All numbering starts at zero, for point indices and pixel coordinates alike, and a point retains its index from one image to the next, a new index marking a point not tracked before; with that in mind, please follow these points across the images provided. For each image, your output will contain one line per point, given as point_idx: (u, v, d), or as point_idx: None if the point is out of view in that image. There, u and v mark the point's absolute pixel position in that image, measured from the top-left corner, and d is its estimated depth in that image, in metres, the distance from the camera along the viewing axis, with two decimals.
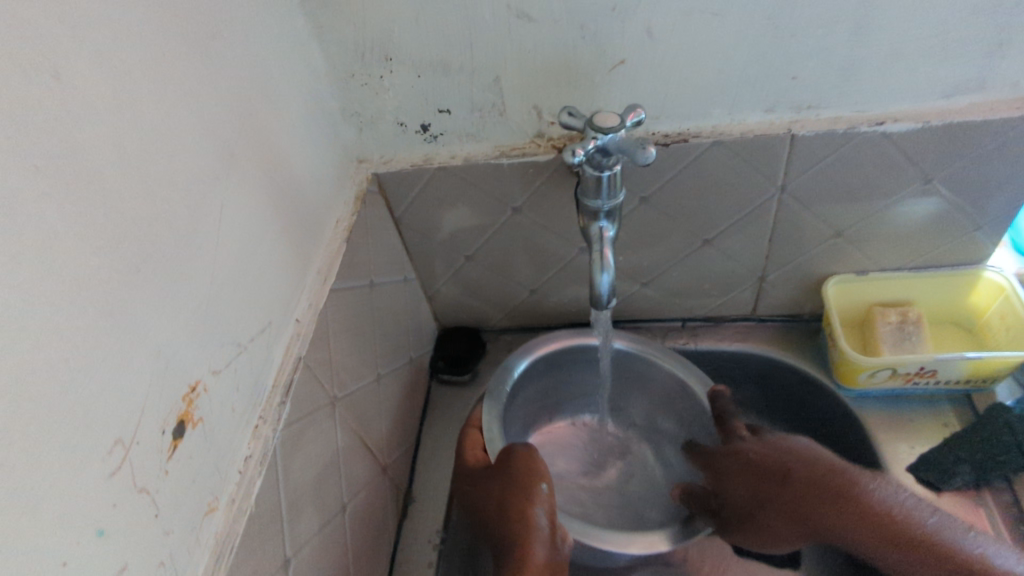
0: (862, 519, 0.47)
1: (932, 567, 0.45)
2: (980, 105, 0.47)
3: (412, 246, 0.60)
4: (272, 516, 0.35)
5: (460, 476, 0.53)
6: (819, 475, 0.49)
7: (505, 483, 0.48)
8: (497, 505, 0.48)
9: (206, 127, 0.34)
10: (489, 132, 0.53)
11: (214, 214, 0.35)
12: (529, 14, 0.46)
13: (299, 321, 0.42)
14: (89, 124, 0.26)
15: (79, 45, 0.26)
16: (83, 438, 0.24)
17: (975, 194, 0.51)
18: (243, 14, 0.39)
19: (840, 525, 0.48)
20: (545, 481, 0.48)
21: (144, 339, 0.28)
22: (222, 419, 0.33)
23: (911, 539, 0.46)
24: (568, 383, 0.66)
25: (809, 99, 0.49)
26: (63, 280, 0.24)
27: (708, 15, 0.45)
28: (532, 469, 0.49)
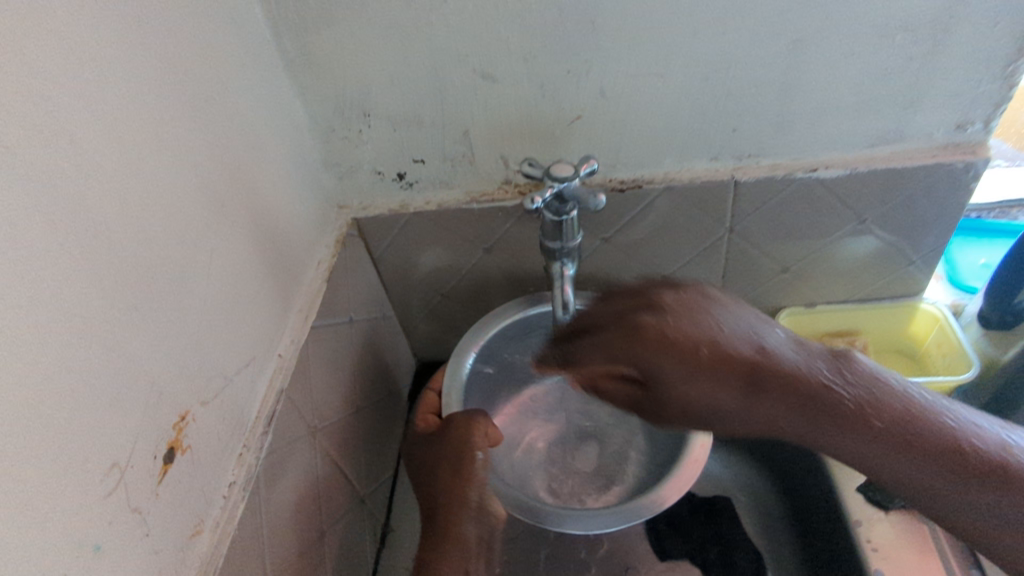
0: (881, 441, 0.37)
1: (951, 474, 0.36)
2: (900, 154, 0.53)
3: (390, 284, 0.65)
4: (252, 535, 0.40)
5: (411, 440, 0.56)
6: (800, 378, 0.38)
7: (443, 447, 0.52)
8: (433, 466, 0.51)
9: (202, 193, 0.39)
10: (461, 181, 0.57)
11: (205, 260, 0.39)
12: (495, 75, 0.49)
13: (282, 355, 0.47)
14: (100, 189, 0.31)
15: (93, 120, 0.30)
16: (84, 461, 0.28)
17: (906, 232, 0.58)
18: (234, 75, 0.44)
19: (832, 440, 0.39)
20: (480, 449, 0.51)
21: (142, 374, 0.33)
22: (208, 447, 0.38)
23: (913, 434, 0.37)
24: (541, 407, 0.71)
25: (750, 149, 0.54)
26: (74, 326, 0.28)
27: (654, 76, 0.49)
28: (468, 436, 0.51)
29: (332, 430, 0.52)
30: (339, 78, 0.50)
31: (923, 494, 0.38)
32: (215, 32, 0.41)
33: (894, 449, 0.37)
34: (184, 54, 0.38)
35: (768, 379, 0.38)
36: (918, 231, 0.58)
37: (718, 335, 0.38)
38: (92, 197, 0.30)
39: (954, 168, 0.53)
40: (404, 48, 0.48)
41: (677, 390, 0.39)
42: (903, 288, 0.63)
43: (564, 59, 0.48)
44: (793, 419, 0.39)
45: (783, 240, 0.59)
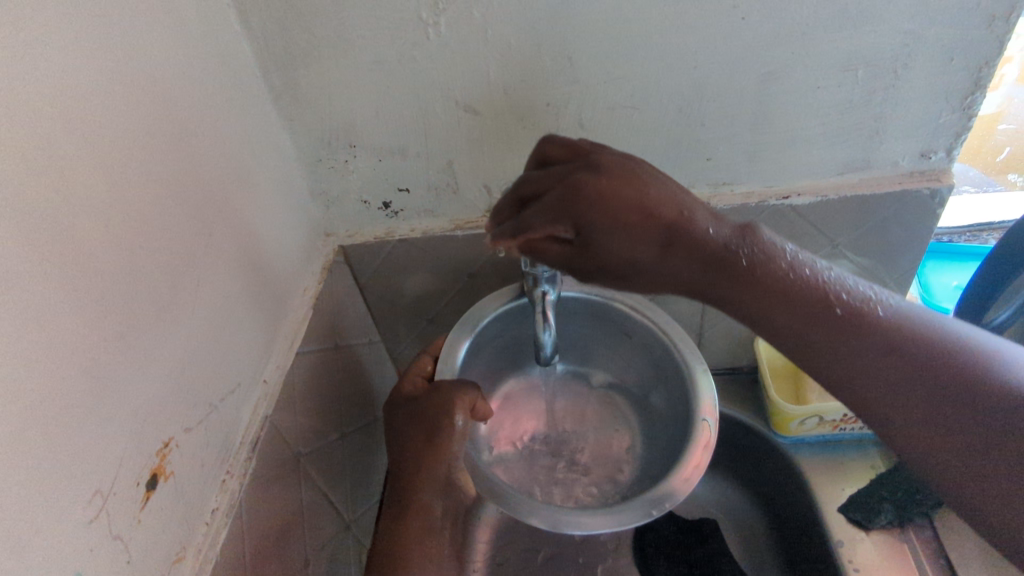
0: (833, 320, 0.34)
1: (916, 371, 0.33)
2: (869, 182, 0.55)
3: (376, 310, 0.66)
4: (235, 561, 0.40)
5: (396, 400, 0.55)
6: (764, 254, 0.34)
7: (424, 419, 0.51)
8: (415, 436, 0.51)
9: (189, 224, 0.40)
10: (445, 209, 0.59)
11: (190, 289, 0.40)
12: (476, 107, 0.51)
13: (267, 381, 0.48)
14: (87, 225, 0.32)
15: (81, 158, 0.32)
16: (67, 491, 0.29)
17: (878, 256, 0.59)
18: (220, 108, 0.45)
19: (801, 340, 0.35)
20: (460, 418, 0.50)
21: (125, 402, 0.33)
22: (191, 473, 0.38)
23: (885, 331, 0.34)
24: None
25: (724, 177, 0.55)
26: (58, 358, 0.29)
27: (630, 108, 0.51)
28: (448, 408, 0.51)
29: (317, 456, 0.53)
30: (324, 111, 0.52)
31: (898, 412, 0.33)
32: (203, 69, 0.43)
33: (862, 350, 0.34)
34: (173, 91, 0.40)
35: (690, 241, 0.33)
36: (889, 255, 0.59)
37: (655, 201, 0.33)
38: (79, 232, 0.31)
39: (920, 195, 0.54)
40: (388, 81, 0.50)
41: (613, 247, 0.32)
42: None
43: (543, 92, 0.50)
44: (752, 302, 0.35)
45: None
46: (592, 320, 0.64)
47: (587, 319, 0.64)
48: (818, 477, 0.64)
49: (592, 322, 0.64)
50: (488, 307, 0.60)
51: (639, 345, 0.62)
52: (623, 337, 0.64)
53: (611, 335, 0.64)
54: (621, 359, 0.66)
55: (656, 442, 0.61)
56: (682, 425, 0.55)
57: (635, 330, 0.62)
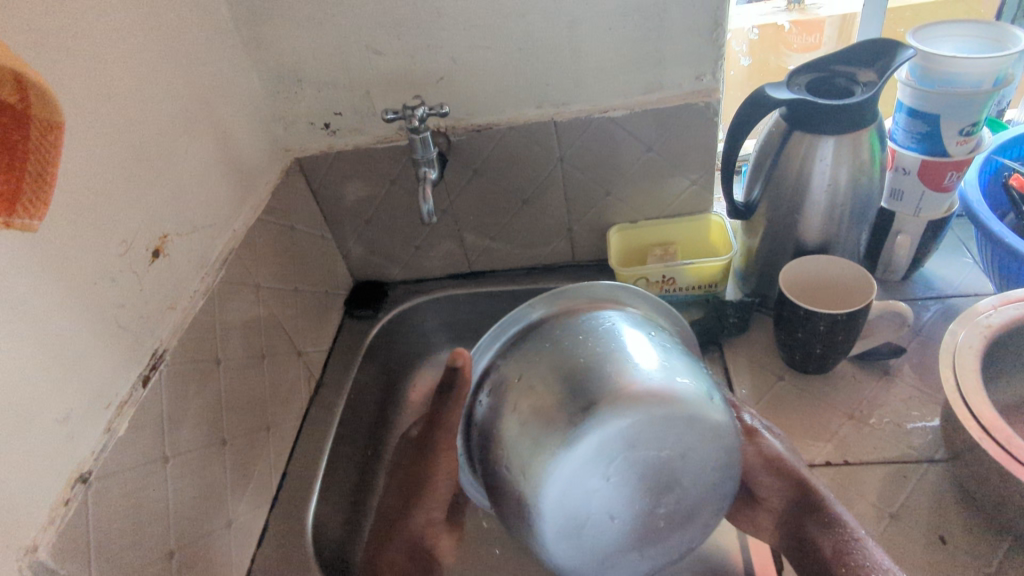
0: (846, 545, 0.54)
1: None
2: (662, 99, 0.77)
3: (326, 212, 0.88)
4: (209, 326, 0.63)
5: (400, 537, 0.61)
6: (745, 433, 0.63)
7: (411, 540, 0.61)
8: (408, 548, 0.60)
9: (185, 112, 0.63)
10: (368, 128, 0.81)
11: (183, 150, 0.62)
12: (380, 48, 0.73)
13: (236, 230, 0.70)
14: (124, 91, 0.54)
15: (123, 54, 0.55)
16: (107, 233, 0.51)
17: (684, 158, 0.81)
18: (206, 45, 0.67)
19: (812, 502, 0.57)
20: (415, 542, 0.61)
21: (142, 201, 0.56)
22: (179, 260, 0.60)
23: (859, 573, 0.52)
24: (583, 516, 0.48)
25: (562, 99, 0.78)
26: (112, 156, 0.52)
27: (485, 47, 0.73)
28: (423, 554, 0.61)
29: (271, 293, 0.75)
30: (278, 54, 0.74)
31: None
32: (195, 18, 0.66)
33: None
34: (174, 27, 0.62)
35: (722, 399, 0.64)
36: (693, 156, 0.81)
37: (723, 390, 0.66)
38: (120, 95, 0.54)
39: (700, 107, 0.77)
40: (320, 31, 0.72)
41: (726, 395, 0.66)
42: (696, 205, 0.86)
43: (424, 37, 0.72)
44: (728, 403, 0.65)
45: (601, 167, 0.83)
46: (534, 456, 0.48)
47: (581, 522, 0.48)
48: None
49: (620, 557, 0.52)
50: (512, 460, 0.50)
51: (587, 450, 0.46)
52: (558, 408, 0.48)
53: (567, 525, 0.48)
54: (619, 512, 0.49)
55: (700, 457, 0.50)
56: (645, 517, 0.50)
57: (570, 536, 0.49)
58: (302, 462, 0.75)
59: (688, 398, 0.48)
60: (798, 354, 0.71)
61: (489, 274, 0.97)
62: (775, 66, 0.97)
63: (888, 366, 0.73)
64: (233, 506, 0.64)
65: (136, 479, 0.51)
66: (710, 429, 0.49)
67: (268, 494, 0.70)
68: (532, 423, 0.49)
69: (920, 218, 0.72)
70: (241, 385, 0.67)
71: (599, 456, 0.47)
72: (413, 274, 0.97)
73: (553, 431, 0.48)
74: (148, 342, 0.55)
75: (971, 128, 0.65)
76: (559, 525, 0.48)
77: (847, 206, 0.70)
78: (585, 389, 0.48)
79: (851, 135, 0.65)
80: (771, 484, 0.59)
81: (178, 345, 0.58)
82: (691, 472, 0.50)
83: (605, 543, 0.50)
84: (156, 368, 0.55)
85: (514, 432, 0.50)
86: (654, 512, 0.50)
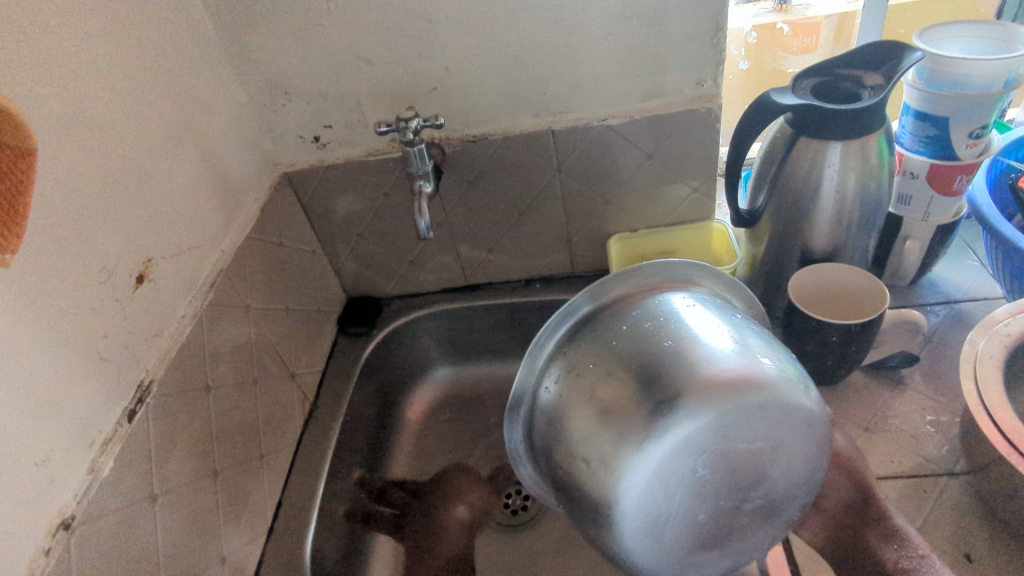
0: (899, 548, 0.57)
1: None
2: (661, 106, 0.75)
3: (318, 227, 0.86)
4: (197, 353, 0.60)
5: None
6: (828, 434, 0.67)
7: None
8: None
9: (167, 129, 0.60)
10: (359, 140, 0.78)
11: (166, 170, 0.59)
12: (371, 59, 0.71)
13: (224, 250, 0.67)
14: (102, 109, 0.52)
15: (100, 71, 0.52)
16: (86, 261, 0.48)
17: (684, 165, 0.79)
18: (190, 59, 0.65)
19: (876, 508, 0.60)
20: None
21: (124, 225, 0.53)
22: (164, 285, 0.57)
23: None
24: (664, 514, 0.45)
25: (559, 107, 0.76)
26: (89, 179, 0.49)
27: (479, 56, 0.71)
28: None
29: (262, 315, 0.72)
30: (264, 66, 0.71)
31: None
32: (176, 30, 0.63)
33: None
34: (155, 41, 0.59)
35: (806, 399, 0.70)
36: (694, 163, 0.79)
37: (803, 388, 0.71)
38: (97, 114, 0.51)
39: (700, 113, 0.75)
40: (308, 42, 0.69)
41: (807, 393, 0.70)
42: (697, 212, 0.84)
43: (417, 47, 0.70)
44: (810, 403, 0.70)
45: (600, 177, 0.81)
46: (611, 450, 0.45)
47: (661, 520, 0.46)
48: None
49: (699, 559, 0.49)
50: (582, 455, 0.48)
51: (670, 441, 0.44)
52: (632, 392, 0.46)
53: (644, 523, 0.45)
54: (703, 511, 0.46)
55: (791, 457, 0.47)
56: (728, 518, 0.48)
57: (646, 535, 0.46)
58: (299, 489, 0.72)
59: (776, 381, 0.45)
60: (809, 366, 0.69)
61: (486, 286, 0.94)
62: (773, 69, 0.97)
63: (900, 375, 0.71)
64: (228, 541, 0.61)
65: (122, 522, 0.48)
66: (802, 423, 0.46)
67: (263, 524, 0.67)
68: (601, 413, 0.47)
69: (928, 223, 0.71)
70: (233, 412, 0.64)
71: (686, 450, 0.44)
72: (408, 288, 0.94)
73: (631, 423, 0.45)
74: (133, 373, 0.52)
75: (981, 131, 0.64)
76: (640, 522, 0.45)
77: (856, 212, 0.69)
78: (667, 381, 0.45)
79: (860, 139, 0.63)
80: (841, 487, 0.63)
81: (165, 375, 0.55)
82: (780, 472, 0.47)
83: (685, 543, 0.47)
84: (142, 401, 0.52)
85: (587, 423, 0.48)
86: (739, 512, 0.48)
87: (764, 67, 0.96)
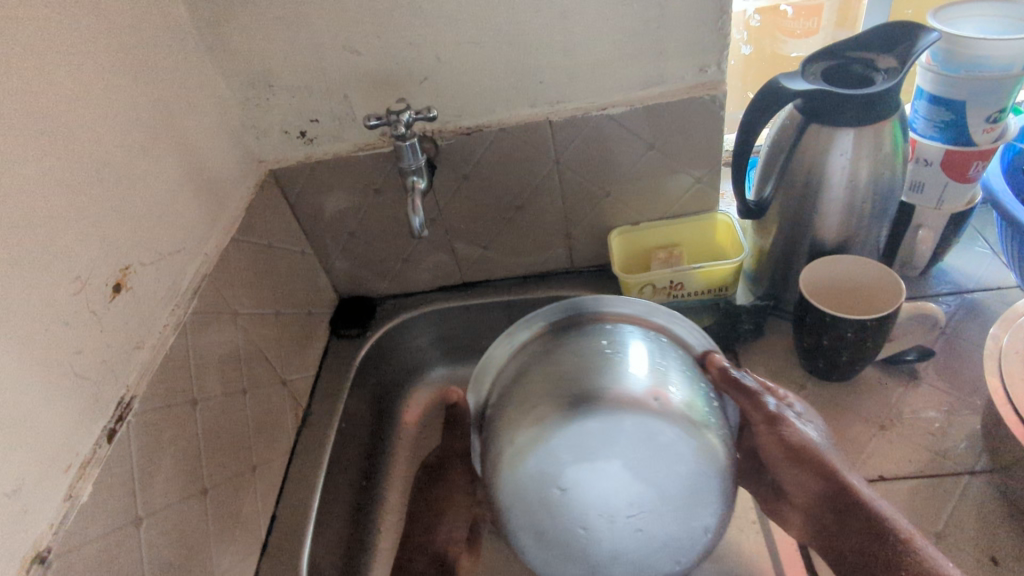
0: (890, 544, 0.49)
1: None
2: (663, 94, 0.72)
3: (307, 226, 0.82)
4: (182, 365, 0.56)
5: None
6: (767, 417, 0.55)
7: None
8: None
9: (143, 126, 0.57)
10: (348, 135, 0.75)
11: (143, 170, 0.56)
12: (358, 49, 0.67)
13: (208, 254, 0.64)
14: (69, 106, 0.48)
15: (66, 65, 0.48)
16: (56, 271, 0.45)
17: (687, 155, 0.76)
18: (166, 52, 0.61)
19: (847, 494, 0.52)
20: None
21: (98, 231, 0.49)
22: (145, 293, 0.54)
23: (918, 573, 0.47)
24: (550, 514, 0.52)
25: (556, 97, 0.72)
26: (57, 183, 0.46)
27: (472, 44, 0.67)
28: None
29: (251, 320, 0.69)
30: (245, 58, 0.68)
31: None
32: (150, 21, 0.59)
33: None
34: (127, 34, 0.56)
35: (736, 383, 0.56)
36: (697, 153, 0.76)
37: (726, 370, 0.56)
38: (64, 112, 0.47)
39: (704, 100, 0.72)
40: (290, 32, 0.66)
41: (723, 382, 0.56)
42: (701, 203, 0.81)
43: (406, 35, 0.66)
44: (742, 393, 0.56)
45: (600, 169, 0.77)
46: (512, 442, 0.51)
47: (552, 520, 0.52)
48: None
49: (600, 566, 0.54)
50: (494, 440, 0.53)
51: (556, 442, 0.49)
52: (547, 389, 0.51)
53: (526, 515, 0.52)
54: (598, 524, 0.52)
55: (686, 484, 0.51)
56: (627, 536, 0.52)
57: (534, 528, 0.52)
58: (294, 501, 0.69)
59: (671, 408, 0.49)
60: (821, 362, 0.66)
61: (483, 284, 0.91)
62: (774, 53, 0.93)
63: (915, 368, 0.69)
64: (220, 560, 0.58)
65: (105, 549, 0.45)
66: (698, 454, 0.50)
67: (257, 540, 0.64)
68: (519, 408, 0.52)
69: (942, 211, 0.68)
70: (221, 424, 0.61)
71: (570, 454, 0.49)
72: (403, 287, 0.91)
73: (534, 417, 0.50)
74: (113, 389, 0.49)
75: (998, 115, 0.61)
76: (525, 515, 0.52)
77: (868, 202, 0.66)
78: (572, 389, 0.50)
79: (873, 126, 0.60)
80: (798, 476, 0.55)
81: (148, 390, 0.52)
82: (674, 498, 0.51)
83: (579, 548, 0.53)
84: (124, 419, 0.49)
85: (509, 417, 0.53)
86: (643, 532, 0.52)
87: (765, 51, 0.93)
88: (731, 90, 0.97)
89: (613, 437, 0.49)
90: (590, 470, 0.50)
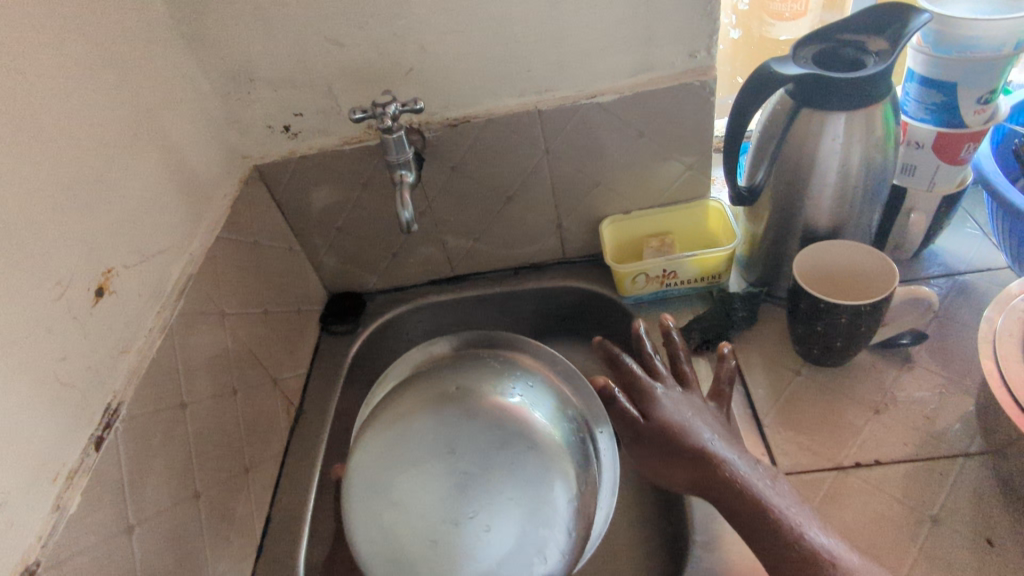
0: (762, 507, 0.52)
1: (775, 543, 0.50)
2: (653, 80, 0.71)
3: (293, 222, 0.81)
4: (169, 369, 0.55)
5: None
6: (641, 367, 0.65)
7: None
8: None
9: (122, 123, 0.55)
10: (333, 128, 0.73)
11: (123, 170, 0.54)
12: (341, 40, 0.66)
13: (192, 253, 0.62)
14: (43, 105, 0.46)
15: (39, 62, 0.46)
16: (35, 276, 0.44)
17: (678, 142, 0.76)
18: (142, 46, 0.59)
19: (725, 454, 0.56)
20: None
21: (78, 234, 0.48)
22: (128, 296, 0.53)
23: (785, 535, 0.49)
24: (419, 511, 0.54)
25: (544, 86, 0.71)
26: (33, 184, 0.44)
27: (458, 33, 0.66)
28: None
29: (239, 320, 0.68)
30: (225, 51, 0.66)
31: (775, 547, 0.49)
32: (126, 14, 0.57)
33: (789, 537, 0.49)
34: (102, 28, 0.54)
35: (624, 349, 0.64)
36: (688, 139, 0.76)
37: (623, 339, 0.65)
38: (39, 112, 0.46)
39: (694, 86, 0.71)
40: (271, 24, 0.64)
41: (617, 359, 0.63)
42: (692, 190, 0.81)
43: (390, 25, 0.65)
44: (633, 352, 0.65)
45: (590, 157, 0.77)
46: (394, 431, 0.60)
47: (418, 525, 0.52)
48: (652, 325, 0.79)
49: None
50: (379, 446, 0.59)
51: (433, 424, 0.58)
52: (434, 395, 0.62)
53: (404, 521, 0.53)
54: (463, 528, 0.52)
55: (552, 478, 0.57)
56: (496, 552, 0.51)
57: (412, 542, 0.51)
58: (288, 502, 0.68)
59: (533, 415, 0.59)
60: (815, 348, 0.66)
61: (474, 276, 0.90)
62: (764, 42, 0.92)
63: (908, 352, 0.69)
64: (214, 565, 0.57)
65: (97, 560, 0.44)
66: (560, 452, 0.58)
67: (252, 543, 0.63)
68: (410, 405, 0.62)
69: (934, 194, 0.68)
70: (212, 427, 0.60)
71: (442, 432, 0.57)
72: (393, 282, 0.90)
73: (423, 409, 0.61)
74: (99, 396, 0.48)
75: (989, 96, 0.61)
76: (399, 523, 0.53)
77: (860, 186, 0.66)
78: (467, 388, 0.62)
79: (865, 109, 0.60)
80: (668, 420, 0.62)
81: (135, 395, 0.50)
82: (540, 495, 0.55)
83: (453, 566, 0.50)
84: (111, 426, 0.48)
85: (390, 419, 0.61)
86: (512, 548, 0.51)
87: (756, 40, 0.92)
88: (721, 75, 0.98)
89: (461, 445, 0.56)
90: (463, 455, 0.55)
